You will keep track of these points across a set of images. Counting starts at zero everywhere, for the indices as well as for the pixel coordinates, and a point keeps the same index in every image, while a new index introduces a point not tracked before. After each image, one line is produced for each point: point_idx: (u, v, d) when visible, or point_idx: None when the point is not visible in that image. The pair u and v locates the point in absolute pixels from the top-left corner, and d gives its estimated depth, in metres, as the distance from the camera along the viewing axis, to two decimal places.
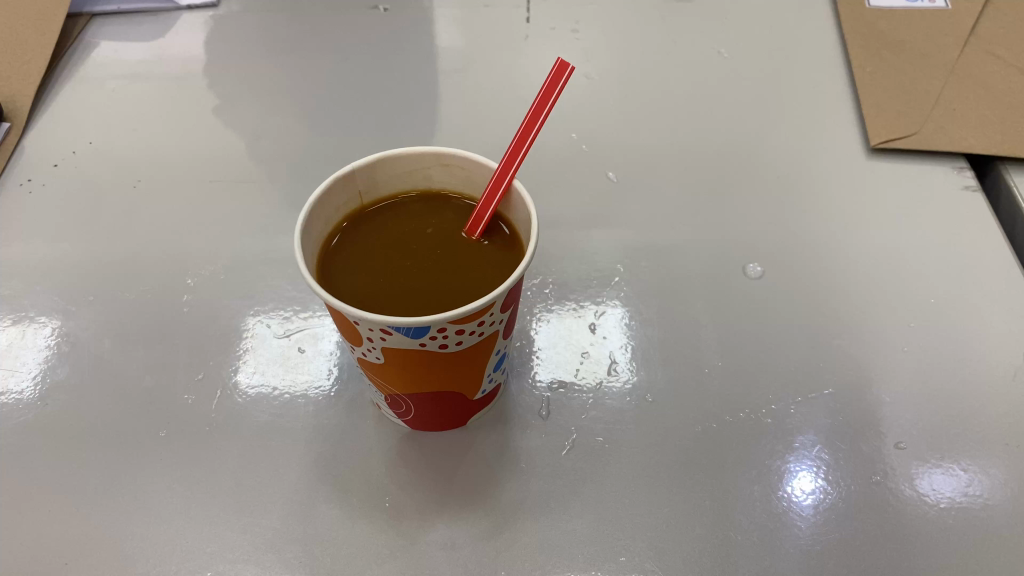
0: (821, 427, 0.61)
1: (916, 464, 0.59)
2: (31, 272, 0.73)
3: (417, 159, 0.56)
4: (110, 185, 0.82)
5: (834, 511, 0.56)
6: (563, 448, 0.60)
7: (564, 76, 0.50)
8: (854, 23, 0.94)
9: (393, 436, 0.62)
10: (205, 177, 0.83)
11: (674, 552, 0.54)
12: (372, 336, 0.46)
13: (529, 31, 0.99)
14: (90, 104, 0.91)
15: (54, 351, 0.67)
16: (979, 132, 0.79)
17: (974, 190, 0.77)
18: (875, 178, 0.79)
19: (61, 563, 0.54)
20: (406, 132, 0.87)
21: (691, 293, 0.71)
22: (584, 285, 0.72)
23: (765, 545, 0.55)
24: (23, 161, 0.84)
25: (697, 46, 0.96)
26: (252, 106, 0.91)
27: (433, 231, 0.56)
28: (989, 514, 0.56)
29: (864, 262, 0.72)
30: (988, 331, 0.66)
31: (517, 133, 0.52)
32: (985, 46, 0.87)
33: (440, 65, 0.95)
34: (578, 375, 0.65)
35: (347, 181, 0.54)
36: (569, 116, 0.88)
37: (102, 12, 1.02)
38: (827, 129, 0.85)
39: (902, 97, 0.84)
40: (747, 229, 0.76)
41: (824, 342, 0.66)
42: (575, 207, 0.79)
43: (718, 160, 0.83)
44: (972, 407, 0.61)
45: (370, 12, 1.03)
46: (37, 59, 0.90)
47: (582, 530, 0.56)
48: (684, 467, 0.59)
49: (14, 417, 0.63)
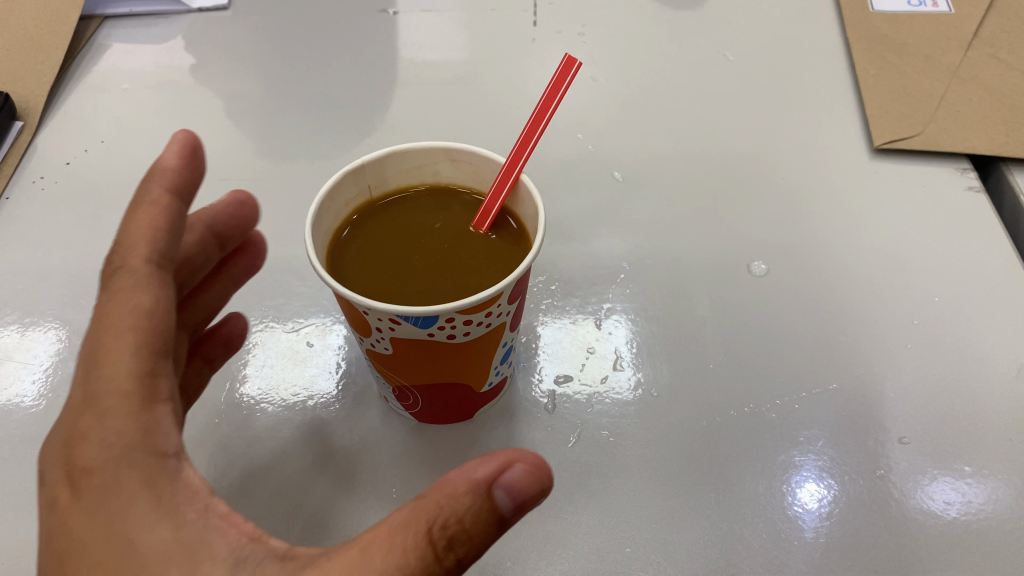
0: (826, 422, 0.61)
1: (920, 459, 0.59)
2: (44, 268, 0.74)
3: (426, 155, 0.56)
4: (121, 184, 0.83)
5: (837, 505, 0.57)
6: (569, 442, 0.61)
7: (572, 72, 0.51)
8: (858, 26, 0.95)
9: (400, 429, 0.62)
10: (216, 175, 0.84)
11: (678, 544, 0.55)
12: (381, 326, 0.47)
13: (536, 34, 1.00)
14: (102, 105, 0.92)
15: (65, 344, 0.68)
16: (982, 133, 0.79)
17: (978, 190, 0.77)
18: (879, 179, 0.80)
19: None
20: (414, 132, 0.88)
21: (697, 291, 0.71)
22: (589, 282, 0.73)
23: (771, 539, 0.55)
24: (36, 160, 0.85)
25: (703, 49, 0.97)
26: (263, 105, 0.92)
27: (441, 225, 0.56)
28: (993, 507, 0.56)
29: (868, 261, 0.73)
30: (991, 329, 0.66)
31: (524, 127, 0.52)
32: (988, 50, 0.88)
33: (448, 68, 0.96)
34: (582, 370, 0.66)
35: (357, 176, 0.54)
36: (575, 117, 0.89)
37: (114, 14, 1.03)
38: (831, 131, 0.86)
39: (906, 99, 0.84)
40: (752, 229, 0.76)
41: (829, 339, 0.67)
42: (581, 206, 0.80)
43: (723, 161, 0.83)
44: (976, 403, 0.61)
45: (379, 15, 1.04)
46: (50, 60, 0.92)
47: (588, 522, 0.56)
48: (690, 461, 0.59)
49: (24, 411, 0.64)
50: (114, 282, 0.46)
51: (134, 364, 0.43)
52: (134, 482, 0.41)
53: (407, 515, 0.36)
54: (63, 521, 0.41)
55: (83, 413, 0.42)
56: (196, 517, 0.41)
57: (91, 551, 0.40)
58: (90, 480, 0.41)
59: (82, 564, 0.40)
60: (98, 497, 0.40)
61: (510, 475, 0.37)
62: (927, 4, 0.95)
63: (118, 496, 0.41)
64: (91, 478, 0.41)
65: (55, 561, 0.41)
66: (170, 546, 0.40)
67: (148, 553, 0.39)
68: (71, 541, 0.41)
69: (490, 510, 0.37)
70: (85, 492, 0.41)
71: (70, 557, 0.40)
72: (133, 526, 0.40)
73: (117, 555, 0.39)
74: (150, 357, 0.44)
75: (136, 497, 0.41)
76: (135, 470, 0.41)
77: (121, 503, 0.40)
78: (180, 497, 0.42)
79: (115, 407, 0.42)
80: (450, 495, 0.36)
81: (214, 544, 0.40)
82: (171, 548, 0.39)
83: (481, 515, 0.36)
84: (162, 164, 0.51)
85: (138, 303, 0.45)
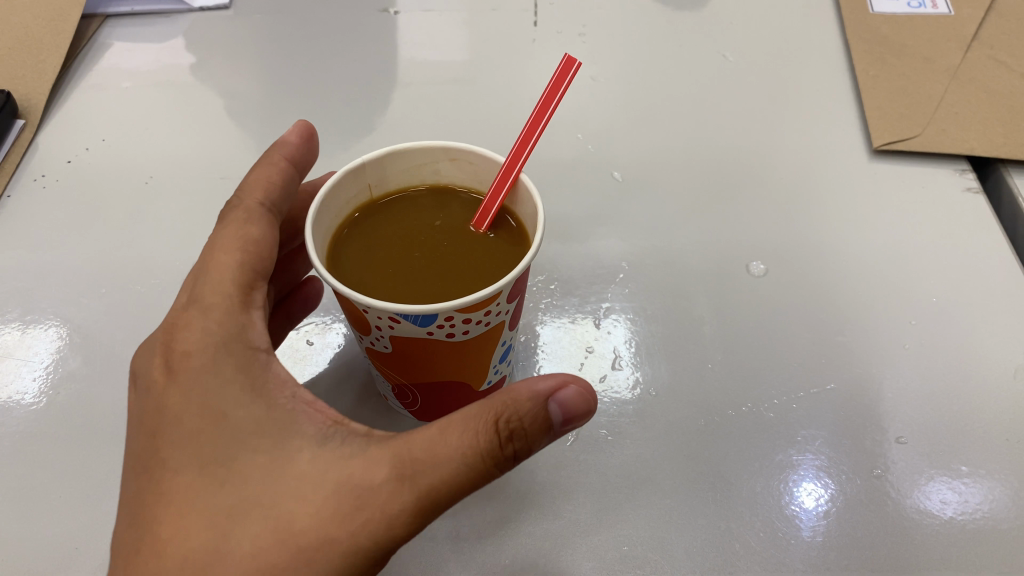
0: (824, 422, 0.61)
1: (917, 459, 0.59)
2: (45, 266, 0.75)
3: (425, 154, 0.57)
4: (122, 182, 0.83)
5: (835, 505, 0.57)
6: (568, 440, 0.61)
7: (572, 72, 0.51)
8: (857, 27, 0.95)
9: (399, 427, 0.62)
10: (217, 174, 0.84)
11: (676, 542, 0.55)
12: (381, 324, 0.47)
13: (536, 34, 1.00)
14: (103, 104, 0.92)
15: (65, 341, 0.69)
16: (981, 135, 0.79)
17: (976, 192, 0.78)
18: (878, 180, 0.80)
19: (73, 547, 0.55)
20: (414, 131, 0.89)
21: (695, 291, 0.71)
22: (588, 281, 0.73)
23: (769, 538, 0.55)
24: (37, 158, 0.85)
25: (702, 50, 0.97)
26: (264, 105, 0.92)
27: (441, 224, 0.57)
28: (990, 507, 0.56)
29: (866, 261, 0.73)
30: (988, 330, 0.66)
31: (524, 127, 0.52)
32: (987, 52, 0.88)
33: (448, 68, 0.97)
34: (581, 370, 0.66)
35: (357, 175, 0.55)
36: (575, 117, 0.90)
37: (116, 13, 1.03)
38: (831, 131, 0.86)
39: (905, 100, 0.84)
40: (750, 229, 0.76)
41: (827, 339, 0.67)
42: (581, 206, 0.80)
43: (722, 161, 0.83)
44: (973, 404, 0.62)
45: (379, 14, 1.04)
46: (52, 58, 0.92)
47: (587, 521, 0.56)
48: (688, 459, 0.60)
49: (25, 408, 0.64)
50: (230, 216, 0.52)
51: (238, 270, 0.48)
52: (231, 368, 0.44)
53: (479, 409, 0.42)
54: (155, 401, 0.44)
55: (188, 307, 0.47)
56: (285, 403, 0.44)
57: (187, 424, 0.42)
58: (189, 363, 0.44)
59: (176, 438, 0.42)
60: (195, 376, 0.43)
61: (564, 392, 0.42)
62: (926, 6, 0.95)
63: (215, 377, 0.43)
64: (190, 360, 0.44)
65: (147, 437, 0.43)
66: (264, 423, 0.42)
67: (240, 427, 0.42)
68: (163, 416, 0.43)
69: (546, 417, 0.42)
70: (182, 372, 0.44)
71: (163, 430, 0.43)
72: (231, 404, 0.43)
73: (211, 428, 0.42)
74: (252, 268, 0.49)
75: (233, 385, 0.43)
76: (231, 357, 0.44)
77: (217, 385, 0.43)
78: (271, 383, 0.45)
79: (220, 302, 0.46)
80: (514, 396, 0.41)
81: (302, 426, 0.43)
82: (264, 426, 0.42)
83: (540, 419, 0.42)
84: (285, 139, 0.59)
85: (247, 234, 0.50)
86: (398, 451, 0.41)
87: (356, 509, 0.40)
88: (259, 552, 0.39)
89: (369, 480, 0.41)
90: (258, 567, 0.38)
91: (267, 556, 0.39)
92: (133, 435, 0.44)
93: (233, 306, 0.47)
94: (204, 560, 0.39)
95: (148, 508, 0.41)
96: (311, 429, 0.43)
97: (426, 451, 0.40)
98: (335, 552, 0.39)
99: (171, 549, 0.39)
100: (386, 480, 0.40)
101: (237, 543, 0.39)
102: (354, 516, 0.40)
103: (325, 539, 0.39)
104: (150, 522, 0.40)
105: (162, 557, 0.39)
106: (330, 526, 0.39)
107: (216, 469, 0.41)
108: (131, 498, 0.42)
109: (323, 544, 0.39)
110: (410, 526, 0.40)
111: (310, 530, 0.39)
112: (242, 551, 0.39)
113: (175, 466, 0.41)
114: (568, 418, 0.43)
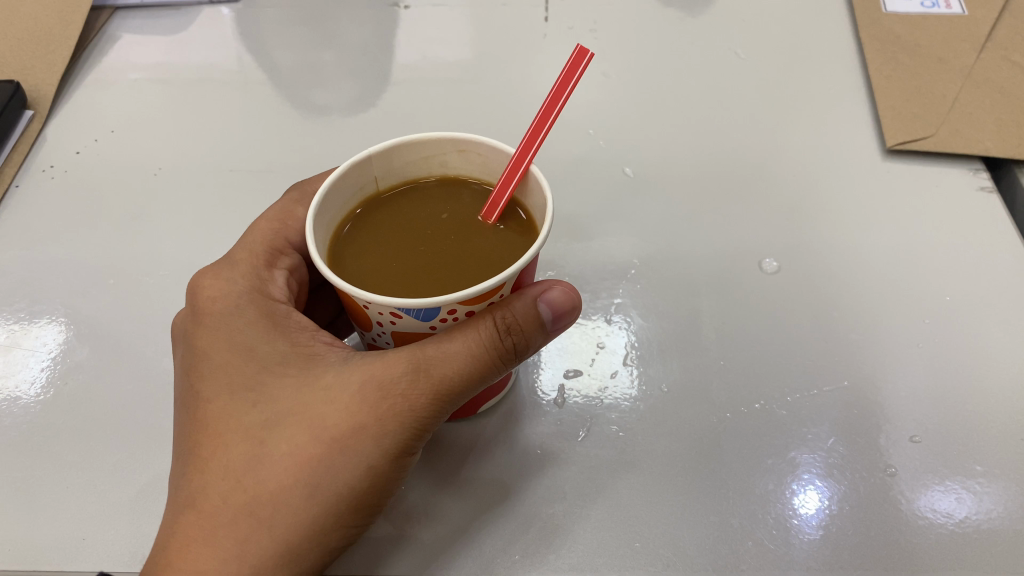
0: (834, 420, 0.61)
1: (930, 458, 0.58)
2: (52, 256, 0.75)
3: (433, 146, 0.56)
4: (130, 174, 0.83)
5: (847, 504, 0.56)
6: (578, 436, 0.61)
7: (585, 61, 0.50)
8: (870, 26, 0.95)
9: None
10: (226, 166, 0.84)
11: (688, 540, 0.55)
12: (382, 320, 0.47)
13: (547, 30, 1.00)
14: (112, 96, 0.92)
15: (71, 332, 0.68)
16: (995, 135, 0.79)
17: (990, 191, 0.77)
18: (890, 179, 0.80)
19: (79, 538, 0.55)
20: (423, 125, 0.88)
21: (706, 288, 0.71)
22: (599, 277, 0.72)
23: (781, 537, 0.55)
24: (45, 149, 0.85)
25: (714, 47, 0.97)
26: (273, 97, 0.92)
27: (448, 217, 0.56)
28: (1004, 506, 0.56)
29: (878, 260, 0.72)
30: (1003, 331, 0.66)
31: (535, 117, 0.51)
32: (1001, 52, 0.87)
33: (458, 62, 0.96)
34: (591, 366, 0.65)
35: (363, 167, 0.54)
36: (585, 113, 0.89)
37: (125, 5, 1.03)
38: (843, 130, 0.85)
39: (918, 100, 0.84)
40: (761, 228, 0.76)
41: (839, 337, 0.66)
42: (591, 203, 0.79)
43: (733, 160, 0.83)
44: (988, 404, 0.61)
45: (389, 9, 1.04)
46: (61, 49, 0.92)
47: (597, 517, 0.56)
48: (698, 457, 0.59)
49: (30, 400, 0.64)
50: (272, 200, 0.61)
51: (272, 240, 0.57)
52: (254, 312, 0.51)
53: (478, 312, 0.47)
54: (190, 345, 0.52)
55: (222, 266, 0.55)
56: (306, 340, 0.51)
57: (218, 360, 0.50)
58: (215, 308, 0.52)
59: (209, 372, 0.50)
60: (222, 319, 0.51)
61: (551, 293, 0.48)
62: (940, 5, 0.94)
63: (240, 320, 0.51)
64: (216, 308, 0.52)
65: (187, 374, 0.51)
66: (288, 355, 0.50)
67: (266, 356, 0.49)
68: (197, 355, 0.51)
69: (538, 316, 0.47)
70: (209, 317, 0.51)
71: (199, 367, 0.50)
72: (256, 339, 0.50)
73: (240, 360, 0.49)
74: (284, 238, 0.58)
75: (256, 324, 0.51)
76: (254, 305, 0.52)
77: (243, 325, 0.51)
78: (294, 328, 0.52)
79: (246, 260, 0.55)
80: (508, 300, 0.47)
81: (323, 353, 0.50)
82: (287, 355, 0.50)
83: (533, 319, 0.47)
84: None
85: (291, 211, 0.59)
86: (410, 352, 0.47)
87: (380, 404, 0.46)
88: (295, 450, 0.46)
89: (390, 377, 0.46)
90: (295, 461, 0.46)
91: (302, 454, 0.46)
92: (178, 377, 0.52)
93: (259, 266, 0.55)
94: (250, 464, 0.46)
95: (193, 432, 0.49)
96: (332, 356, 0.50)
97: (434, 349, 0.46)
98: (362, 445, 0.46)
99: (219, 459, 0.47)
100: (403, 375, 0.46)
101: (275, 448, 0.46)
102: (376, 409, 0.46)
103: (354, 433, 0.46)
104: (199, 442, 0.48)
105: (212, 466, 0.47)
106: (356, 421, 0.46)
107: (248, 393, 0.48)
108: (181, 430, 0.50)
109: (353, 436, 0.46)
110: (430, 414, 0.47)
111: (337, 427, 0.46)
112: (280, 452, 0.46)
113: (212, 395, 0.49)
114: (557, 318, 0.49)
